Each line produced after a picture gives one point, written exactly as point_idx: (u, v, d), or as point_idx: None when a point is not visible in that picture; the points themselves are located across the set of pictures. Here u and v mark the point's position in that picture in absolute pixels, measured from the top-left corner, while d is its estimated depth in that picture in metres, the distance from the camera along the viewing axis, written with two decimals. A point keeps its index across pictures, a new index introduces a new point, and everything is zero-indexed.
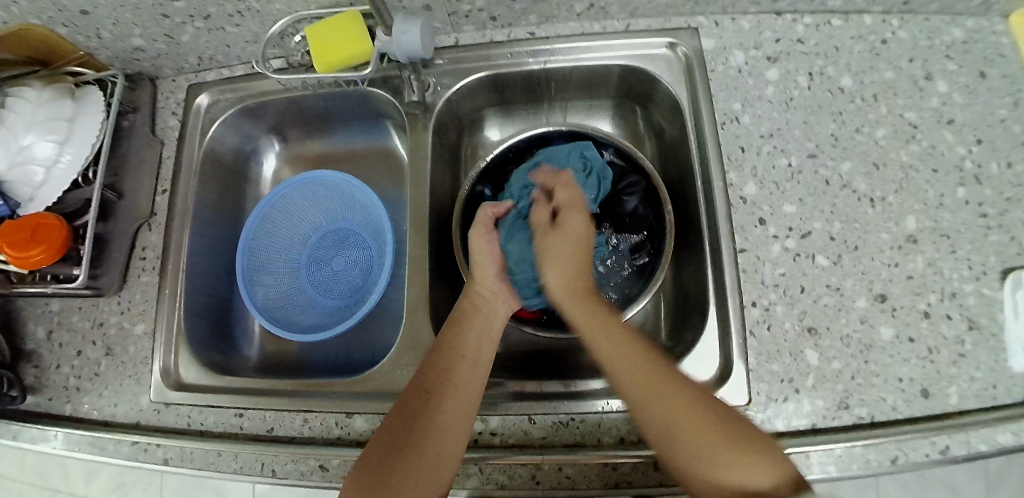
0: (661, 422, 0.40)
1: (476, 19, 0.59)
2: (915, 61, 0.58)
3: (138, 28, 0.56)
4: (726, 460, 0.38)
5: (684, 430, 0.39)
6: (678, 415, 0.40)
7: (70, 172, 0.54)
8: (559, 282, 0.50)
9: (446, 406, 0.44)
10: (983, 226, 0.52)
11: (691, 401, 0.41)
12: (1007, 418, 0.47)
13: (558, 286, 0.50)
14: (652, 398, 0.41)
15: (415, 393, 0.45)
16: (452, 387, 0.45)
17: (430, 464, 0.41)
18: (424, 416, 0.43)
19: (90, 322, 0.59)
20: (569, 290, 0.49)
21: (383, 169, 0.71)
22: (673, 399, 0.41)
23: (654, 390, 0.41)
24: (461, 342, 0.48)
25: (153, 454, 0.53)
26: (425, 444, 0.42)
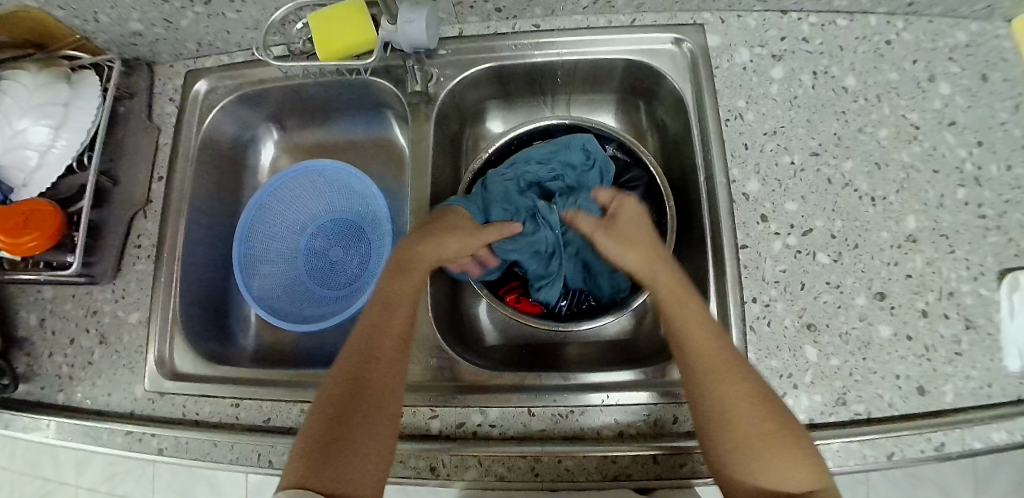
0: (732, 418, 0.39)
1: (481, 10, 0.59)
2: (918, 62, 0.58)
3: (137, 12, 0.55)
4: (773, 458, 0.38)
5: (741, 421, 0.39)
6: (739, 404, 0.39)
7: (65, 157, 0.53)
8: (637, 266, 0.49)
9: (387, 364, 0.43)
10: (982, 227, 0.53)
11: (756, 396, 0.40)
12: (1001, 417, 0.47)
13: (637, 264, 0.49)
14: (725, 389, 0.40)
15: (351, 358, 0.43)
16: (389, 344, 0.44)
17: (376, 421, 0.40)
18: (364, 377, 0.42)
19: (84, 310, 0.58)
20: (648, 269, 0.48)
21: (383, 160, 0.71)
22: (741, 391, 0.40)
23: (727, 377, 0.40)
24: (394, 302, 0.46)
25: (147, 444, 0.52)
26: (370, 403, 0.41)
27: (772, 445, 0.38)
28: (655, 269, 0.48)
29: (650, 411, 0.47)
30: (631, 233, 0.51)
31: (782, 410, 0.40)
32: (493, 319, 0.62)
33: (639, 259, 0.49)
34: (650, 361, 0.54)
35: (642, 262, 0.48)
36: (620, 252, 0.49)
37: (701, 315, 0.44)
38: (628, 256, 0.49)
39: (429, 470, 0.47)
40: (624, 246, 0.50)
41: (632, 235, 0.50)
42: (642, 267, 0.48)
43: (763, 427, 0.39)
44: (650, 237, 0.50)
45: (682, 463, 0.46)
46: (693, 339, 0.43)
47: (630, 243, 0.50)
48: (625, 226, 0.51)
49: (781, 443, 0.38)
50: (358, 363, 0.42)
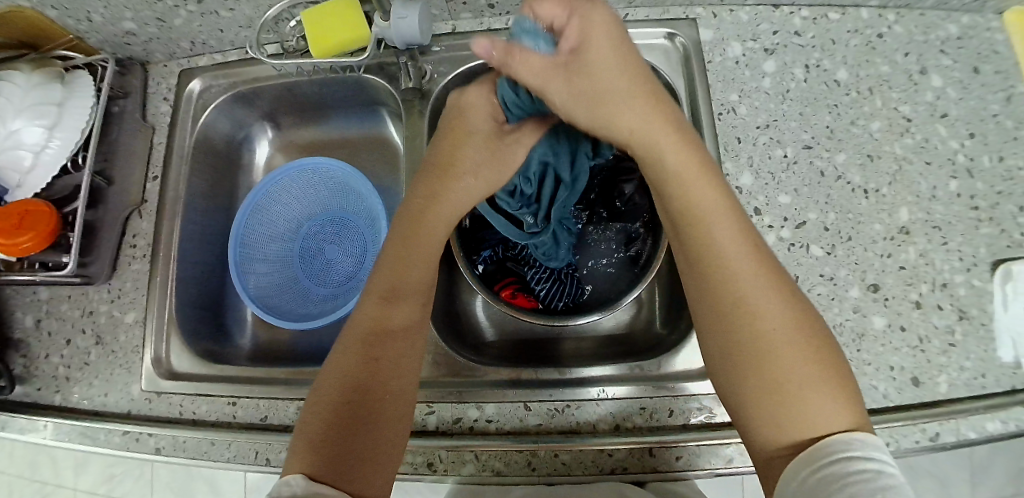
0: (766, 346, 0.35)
1: (474, 6, 0.59)
2: (910, 55, 0.58)
3: (130, 11, 0.55)
4: (797, 380, 0.34)
5: (762, 336, 0.35)
6: (761, 319, 0.36)
7: (59, 158, 0.53)
8: (628, 130, 0.43)
9: (392, 375, 0.41)
10: (974, 218, 0.53)
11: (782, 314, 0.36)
12: (995, 407, 0.48)
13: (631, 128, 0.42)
14: (749, 293, 0.36)
15: (353, 368, 0.41)
16: (393, 353, 0.42)
17: (383, 431, 0.39)
18: (367, 388, 0.40)
19: (80, 310, 0.58)
20: (652, 134, 0.42)
21: (378, 156, 0.71)
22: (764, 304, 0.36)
23: (748, 285, 0.37)
24: (393, 318, 0.43)
25: (145, 444, 0.52)
26: (376, 412, 0.39)
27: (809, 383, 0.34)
28: (657, 133, 0.42)
29: (646, 405, 0.47)
30: (602, 70, 0.42)
31: (811, 329, 0.36)
32: (489, 316, 0.62)
33: (634, 122, 0.42)
34: (645, 355, 0.55)
35: (639, 124, 0.42)
36: (598, 111, 0.43)
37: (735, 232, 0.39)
38: (612, 108, 0.43)
39: (426, 466, 0.47)
40: (611, 107, 0.43)
41: (605, 73, 0.43)
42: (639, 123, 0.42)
43: (788, 345, 0.35)
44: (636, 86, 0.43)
45: (679, 456, 0.46)
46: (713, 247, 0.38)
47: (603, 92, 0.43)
48: (597, 67, 0.42)
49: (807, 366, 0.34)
50: (364, 365, 0.41)
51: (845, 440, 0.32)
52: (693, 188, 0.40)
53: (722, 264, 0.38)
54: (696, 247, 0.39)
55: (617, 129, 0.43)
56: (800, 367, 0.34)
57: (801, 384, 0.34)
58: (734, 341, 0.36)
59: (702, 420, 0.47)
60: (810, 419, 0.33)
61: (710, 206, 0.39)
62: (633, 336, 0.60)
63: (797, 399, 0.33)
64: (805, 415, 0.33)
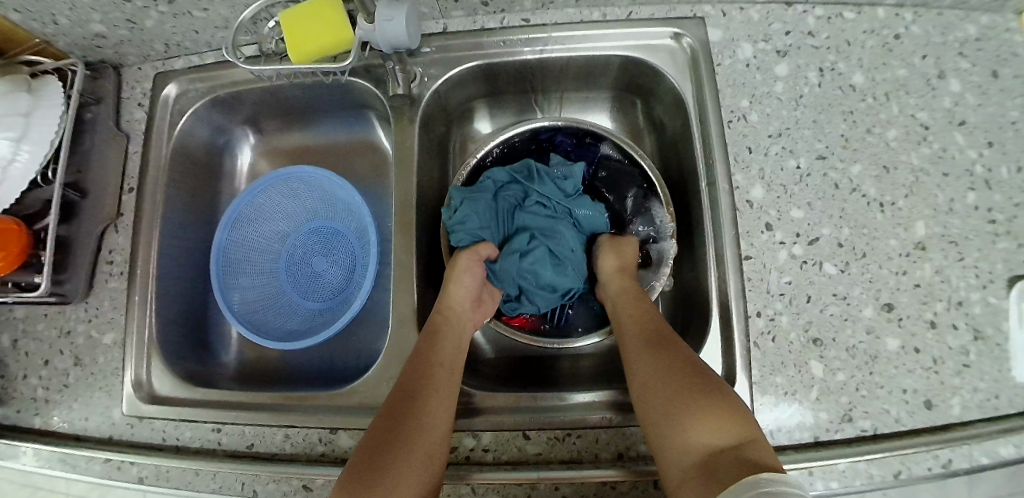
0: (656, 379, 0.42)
1: (467, 5, 0.55)
2: (928, 58, 0.55)
3: (98, 13, 0.51)
4: (693, 411, 0.39)
5: (665, 386, 0.41)
6: (666, 374, 0.42)
7: (29, 171, 0.50)
8: (609, 270, 0.54)
9: (433, 403, 0.42)
10: (991, 232, 0.51)
11: (687, 368, 0.42)
12: (1009, 431, 0.46)
13: (607, 268, 0.54)
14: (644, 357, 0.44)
15: (393, 401, 0.42)
16: (434, 385, 0.44)
17: (422, 456, 0.39)
18: (408, 415, 0.41)
19: (56, 330, 0.55)
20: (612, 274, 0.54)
21: (367, 163, 0.67)
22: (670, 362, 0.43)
23: (656, 354, 0.44)
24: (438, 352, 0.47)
25: (127, 473, 0.50)
26: (414, 436, 0.40)
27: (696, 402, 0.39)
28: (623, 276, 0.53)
29: None
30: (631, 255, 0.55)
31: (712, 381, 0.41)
32: (486, 333, 0.60)
33: (611, 265, 0.54)
34: None
35: (613, 266, 0.54)
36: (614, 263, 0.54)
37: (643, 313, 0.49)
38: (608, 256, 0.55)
39: None
40: (607, 249, 0.56)
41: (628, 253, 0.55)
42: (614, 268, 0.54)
43: (687, 391, 0.40)
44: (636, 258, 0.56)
45: None
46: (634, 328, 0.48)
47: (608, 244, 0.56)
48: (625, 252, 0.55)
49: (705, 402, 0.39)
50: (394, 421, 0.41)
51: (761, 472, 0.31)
52: (625, 298, 0.51)
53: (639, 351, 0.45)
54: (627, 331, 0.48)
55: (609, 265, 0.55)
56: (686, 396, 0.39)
57: (694, 416, 0.38)
58: (649, 400, 0.41)
59: None
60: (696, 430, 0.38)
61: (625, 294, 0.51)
62: None
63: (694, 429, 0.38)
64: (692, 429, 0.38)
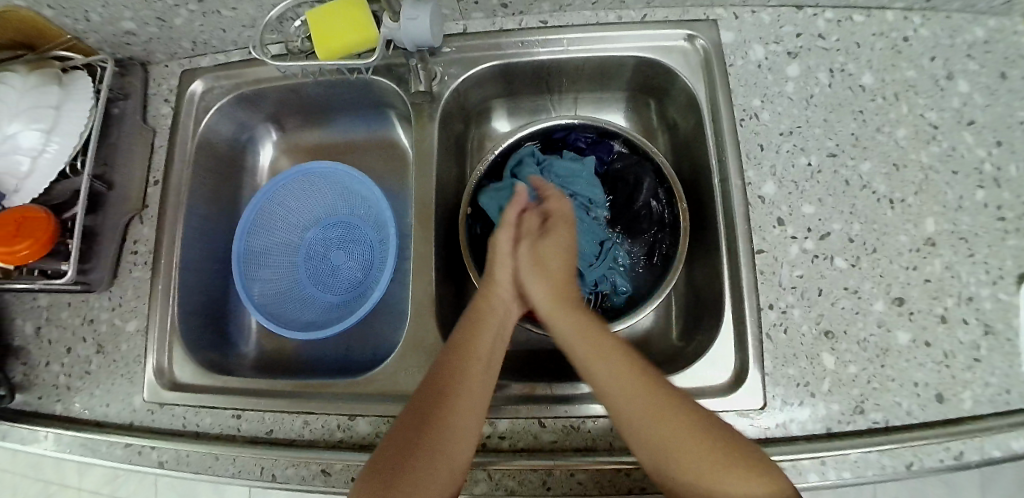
0: (663, 448, 0.39)
1: (486, 6, 0.57)
2: (936, 59, 0.56)
3: (130, 11, 0.53)
4: (723, 481, 0.37)
5: (687, 454, 0.39)
6: (679, 444, 0.39)
7: (57, 162, 0.51)
8: (544, 299, 0.48)
9: (461, 402, 0.42)
10: (1000, 229, 0.51)
11: (699, 433, 0.39)
12: (1021, 424, 0.46)
13: (543, 297, 0.49)
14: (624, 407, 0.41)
15: (422, 394, 0.43)
16: (467, 382, 0.43)
17: (443, 467, 0.39)
18: (436, 412, 0.41)
19: (80, 318, 0.56)
20: (556, 308, 0.48)
21: (385, 160, 0.69)
22: (676, 428, 0.39)
23: (655, 419, 0.40)
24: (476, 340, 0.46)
25: (147, 457, 0.51)
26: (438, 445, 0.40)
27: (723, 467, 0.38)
28: (563, 294, 0.49)
29: None
30: (551, 252, 0.51)
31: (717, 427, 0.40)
32: None
33: (545, 295, 0.48)
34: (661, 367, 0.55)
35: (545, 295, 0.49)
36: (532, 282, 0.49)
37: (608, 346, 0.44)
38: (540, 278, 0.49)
39: None
40: (533, 271, 0.50)
41: (553, 254, 0.51)
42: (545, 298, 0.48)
43: (708, 453, 0.38)
44: (567, 272, 0.51)
45: None
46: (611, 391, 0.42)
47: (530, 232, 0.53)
48: (547, 256, 0.51)
49: (729, 458, 0.38)
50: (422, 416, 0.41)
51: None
52: (586, 343, 0.45)
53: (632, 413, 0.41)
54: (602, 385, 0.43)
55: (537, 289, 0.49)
56: (704, 459, 0.38)
57: (729, 478, 0.37)
58: (670, 471, 0.39)
59: None
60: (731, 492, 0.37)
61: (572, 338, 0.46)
62: (648, 345, 0.60)
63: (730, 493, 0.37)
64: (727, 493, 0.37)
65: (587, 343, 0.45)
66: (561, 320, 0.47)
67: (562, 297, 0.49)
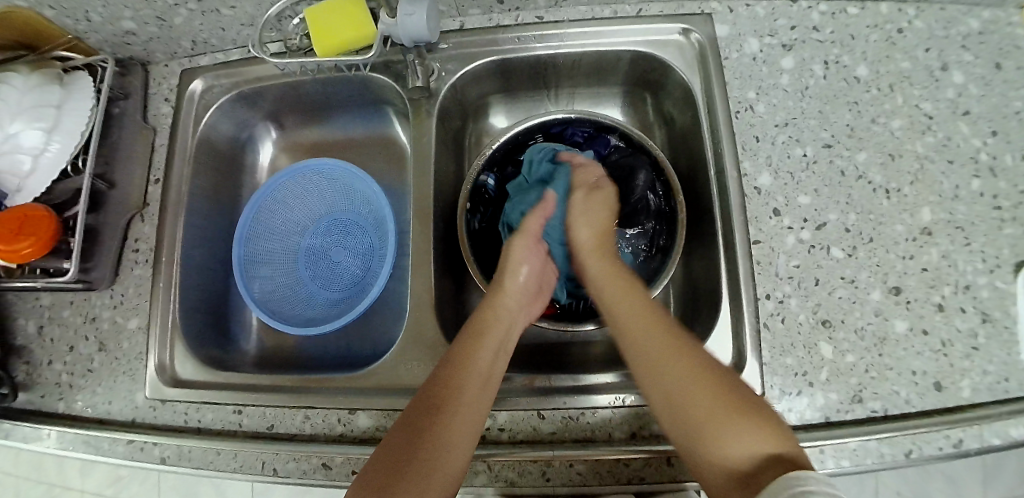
0: (674, 382, 0.40)
1: (483, 2, 0.58)
2: (931, 50, 0.57)
3: (130, 10, 0.53)
4: (726, 430, 0.37)
5: (695, 396, 0.39)
6: (690, 374, 0.40)
7: (58, 161, 0.51)
8: (586, 237, 0.53)
9: (461, 411, 0.41)
10: (997, 218, 0.52)
11: (703, 371, 0.41)
12: (1020, 412, 0.47)
13: (583, 242, 0.53)
14: (647, 337, 0.44)
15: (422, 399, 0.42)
16: (468, 389, 0.42)
17: (436, 476, 0.37)
18: (434, 417, 0.40)
19: (82, 316, 0.57)
20: (596, 251, 0.52)
21: (384, 157, 0.69)
22: (693, 366, 0.41)
23: (672, 353, 0.42)
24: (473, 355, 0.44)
25: (149, 453, 0.51)
26: (431, 452, 0.38)
27: (726, 419, 0.38)
28: (603, 248, 0.53)
29: None
30: (597, 204, 0.55)
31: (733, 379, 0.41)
32: None
33: (588, 241, 0.53)
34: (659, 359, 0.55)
35: (589, 239, 0.53)
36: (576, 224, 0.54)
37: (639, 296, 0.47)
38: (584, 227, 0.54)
39: None
40: (580, 217, 0.54)
41: (596, 212, 0.55)
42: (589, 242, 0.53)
43: (715, 403, 0.39)
44: (608, 229, 0.54)
45: None
46: (633, 326, 0.45)
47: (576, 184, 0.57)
48: (591, 207, 0.55)
49: (734, 413, 0.38)
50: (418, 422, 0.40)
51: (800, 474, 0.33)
52: (614, 282, 0.49)
53: (651, 351, 0.42)
54: (625, 321, 0.45)
55: (581, 232, 0.54)
56: (709, 405, 0.39)
57: (732, 429, 0.37)
58: (674, 412, 0.40)
59: None
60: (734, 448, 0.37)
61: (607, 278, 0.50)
62: None
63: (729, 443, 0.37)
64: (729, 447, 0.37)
65: (619, 288, 0.48)
66: (597, 264, 0.52)
67: (600, 251, 0.52)
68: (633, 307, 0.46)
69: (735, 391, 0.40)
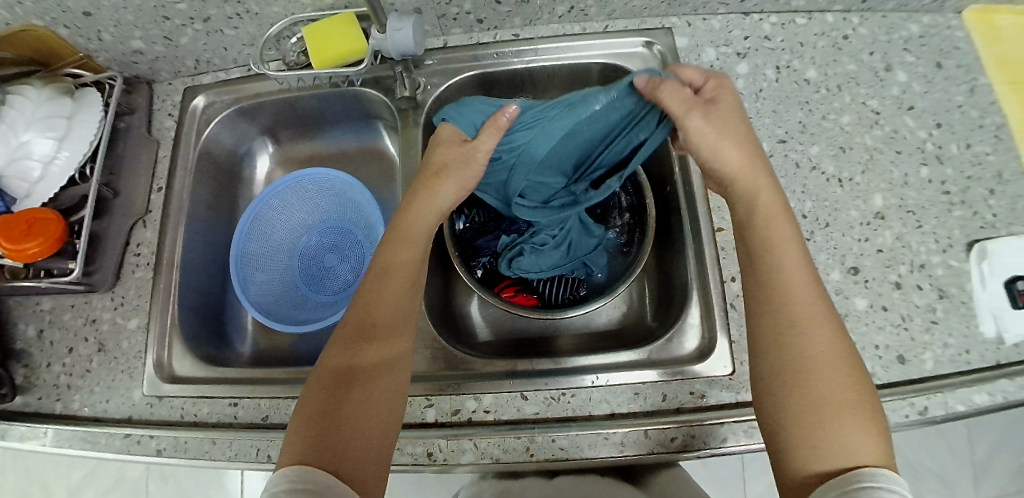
0: (816, 363, 0.38)
1: (464, 22, 0.63)
2: (875, 54, 0.62)
3: (139, 30, 0.58)
4: (839, 431, 0.36)
5: (830, 382, 0.37)
6: (834, 365, 0.38)
7: (67, 169, 0.55)
8: (736, 164, 0.46)
9: (383, 354, 0.43)
10: (946, 202, 0.55)
11: (839, 361, 0.38)
12: (981, 380, 0.49)
13: (737, 163, 0.46)
14: (801, 308, 0.40)
15: (340, 352, 0.42)
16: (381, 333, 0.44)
17: (375, 420, 0.40)
18: (357, 367, 0.42)
19: (83, 319, 0.59)
20: (750, 176, 0.46)
21: (374, 168, 0.74)
22: (832, 373, 0.38)
23: (818, 339, 0.39)
24: (384, 291, 0.46)
25: (146, 447, 0.52)
26: (363, 396, 0.40)
27: (840, 416, 0.36)
28: (754, 170, 0.46)
29: (639, 390, 0.49)
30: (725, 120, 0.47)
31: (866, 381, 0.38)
32: (485, 316, 0.65)
33: (738, 159, 0.46)
34: (638, 344, 0.57)
35: (738, 161, 0.46)
36: (716, 147, 0.46)
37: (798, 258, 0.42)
38: (724, 148, 0.46)
39: (426, 456, 0.48)
40: (725, 135, 0.46)
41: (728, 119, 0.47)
42: (741, 163, 0.46)
43: (841, 396, 0.37)
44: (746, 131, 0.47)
45: (673, 437, 0.47)
46: (799, 294, 0.40)
47: (677, 99, 0.45)
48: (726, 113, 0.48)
49: (847, 412, 0.36)
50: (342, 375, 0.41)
51: (871, 470, 0.34)
52: (777, 222, 0.44)
53: (800, 314, 0.40)
54: (791, 284, 0.41)
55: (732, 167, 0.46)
56: (838, 396, 0.37)
57: (846, 431, 0.36)
58: (792, 384, 0.38)
59: (695, 403, 0.48)
60: (841, 446, 0.35)
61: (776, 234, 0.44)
62: (627, 328, 0.63)
63: (829, 444, 0.35)
64: (836, 446, 0.35)
65: (774, 235, 0.43)
66: (763, 192, 0.45)
67: (754, 174, 0.46)
68: (793, 263, 0.42)
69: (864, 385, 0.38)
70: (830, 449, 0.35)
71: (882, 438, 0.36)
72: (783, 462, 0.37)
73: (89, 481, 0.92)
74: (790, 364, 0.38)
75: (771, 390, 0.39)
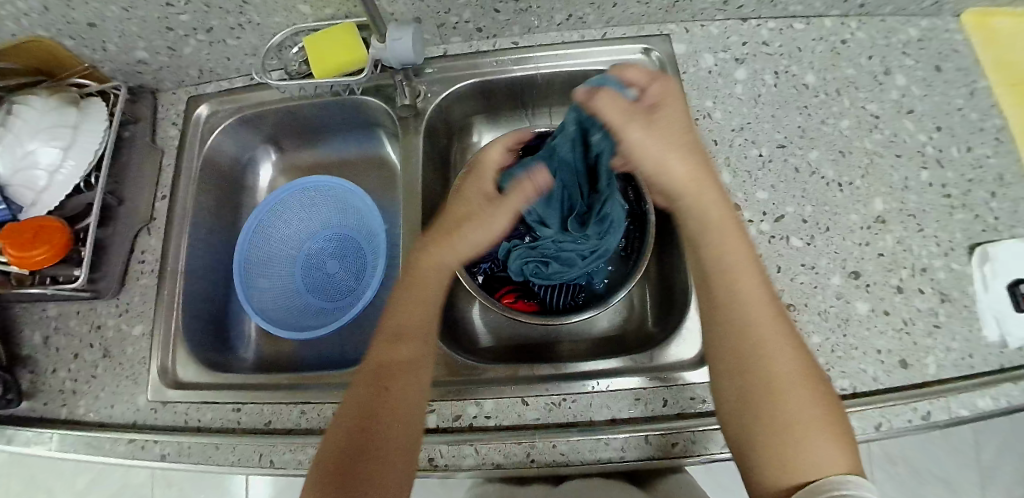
0: (773, 379, 0.38)
1: (463, 31, 0.63)
2: (874, 58, 0.62)
3: (144, 41, 0.59)
4: (803, 446, 0.36)
5: (792, 401, 0.37)
6: (794, 381, 0.38)
7: (73, 177, 0.56)
8: (682, 176, 0.43)
9: (402, 380, 0.45)
10: (947, 205, 0.55)
11: (799, 375, 0.38)
12: (985, 384, 0.48)
13: (681, 175, 0.43)
14: (758, 326, 0.40)
15: (365, 381, 0.45)
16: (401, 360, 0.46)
17: (396, 444, 0.42)
18: (379, 395, 0.44)
19: (88, 325, 0.60)
20: (695, 187, 0.43)
21: (375, 175, 0.74)
22: (792, 389, 0.38)
23: (772, 355, 0.39)
24: (404, 321, 0.48)
25: (150, 452, 0.53)
26: (385, 423, 0.43)
27: (805, 432, 0.36)
28: (704, 183, 0.43)
29: (641, 395, 0.49)
30: (666, 126, 0.42)
31: (829, 391, 0.39)
32: (486, 322, 0.65)
33: (683, 169, 0.42)
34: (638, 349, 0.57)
35: (683, 173, 0.43)
36: (658, 161, 0.42)
37: (752, 273, 0.42)
38: (670, 158, 0.42)
39: (427, 462, 0.48)
40: (667, 145, 0.42)
41: (674, 128, 0.42)
42: (687, 176, 0.43)
43: (804, 412, 0.37)
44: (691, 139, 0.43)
45: (675, 442, 0.47)
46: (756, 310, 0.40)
47: (615, 109, 0.42)
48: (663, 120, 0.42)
49: (813, 427, 0.36)
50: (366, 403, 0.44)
51: (837, 479, 0.34)
52: (731, 237, 0.43)
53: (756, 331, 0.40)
54: (747, 295, 0.41)
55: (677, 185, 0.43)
56: (801, 413, 0.37)
57: (814, 447, 0.36)
58: (753, 404, 0.38)
59: (697, 408, 0.48)
60: (808, 461, 0.35)
61: (731, 249, 0.43)
62: (628, 333, 0.63)
63: (796, 460, 0.36)
64: (803, 461, 0.36)
65: (728, 250, 0.43)
66: (712, 207, 0.43)
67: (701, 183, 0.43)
68: (745, 278, 0.42)
69: (826, 395, 0.38)
70: (797, 467, 0.36)
71: (848, 449, 0.36)
72: (752, 479, 0.38)
73: (94, 487, 0.93)
74: (752, 386, 0.39)
75: (737, 410, 0.39)
